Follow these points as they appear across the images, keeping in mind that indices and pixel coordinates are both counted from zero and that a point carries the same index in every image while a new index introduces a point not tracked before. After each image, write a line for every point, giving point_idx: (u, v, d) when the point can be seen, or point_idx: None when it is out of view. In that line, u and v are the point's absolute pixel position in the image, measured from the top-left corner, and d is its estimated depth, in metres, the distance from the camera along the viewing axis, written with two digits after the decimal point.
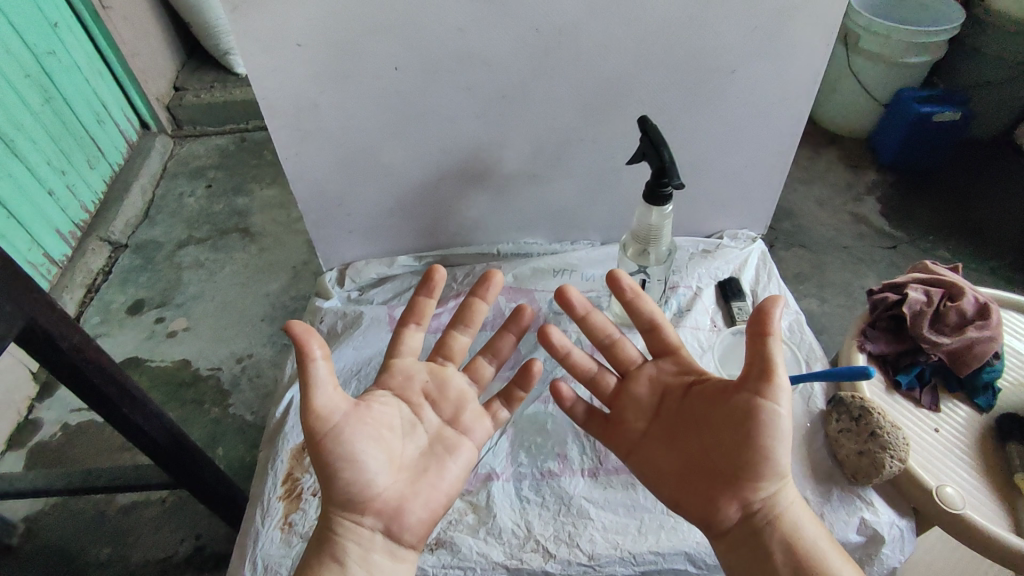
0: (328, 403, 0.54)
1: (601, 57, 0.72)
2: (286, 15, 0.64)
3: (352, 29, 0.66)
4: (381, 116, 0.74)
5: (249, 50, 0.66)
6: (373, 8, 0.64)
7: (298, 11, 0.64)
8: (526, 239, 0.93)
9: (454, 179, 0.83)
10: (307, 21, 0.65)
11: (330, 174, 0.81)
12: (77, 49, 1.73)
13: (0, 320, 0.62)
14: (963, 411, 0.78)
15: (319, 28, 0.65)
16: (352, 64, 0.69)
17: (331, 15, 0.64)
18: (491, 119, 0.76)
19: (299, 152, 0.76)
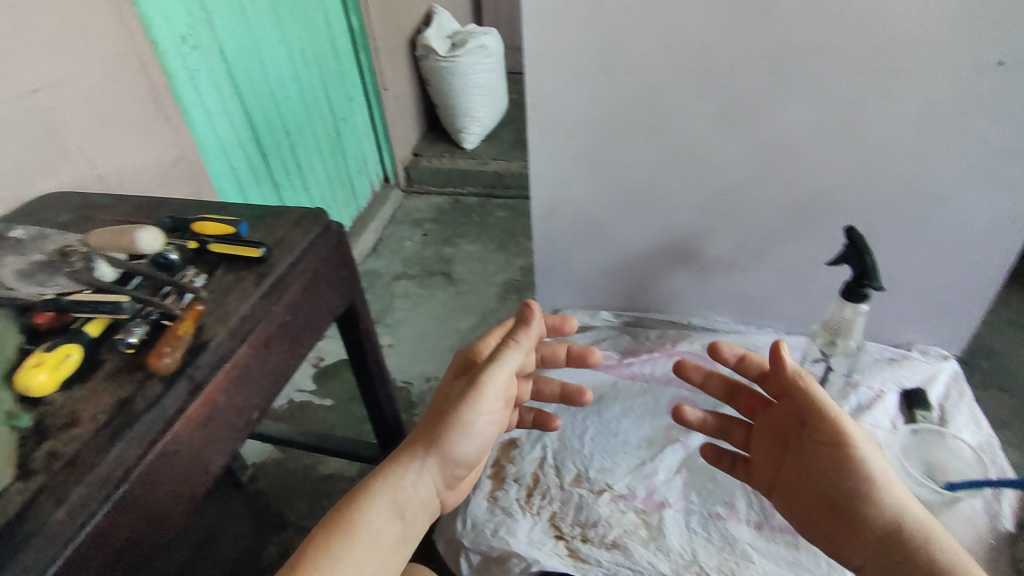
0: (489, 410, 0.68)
1: (815, 173, 0.85)
2: (570, 115, 0.87)
3: (614, 129, 0.87)
4: (617, 196, 0.94)
5: (536, 137, 0.91)
6: (635, 116, 0.85)
7: (578, 114, 0.87)
8: (715, 316, 1.05)
9: (664, 255, 0.99)
10: (582, 122, 0.88)
11: (564, 235, 1.01)
12: (359, 118, 2.26)
13: (345, 299, 0.85)
14: None
15: (589, 127, 0.88)
16: (606, 155, 0.90)
17: (601, 119, 0.87)
18: (707, 211, 0.92)
19: (547, 215, 0.99)
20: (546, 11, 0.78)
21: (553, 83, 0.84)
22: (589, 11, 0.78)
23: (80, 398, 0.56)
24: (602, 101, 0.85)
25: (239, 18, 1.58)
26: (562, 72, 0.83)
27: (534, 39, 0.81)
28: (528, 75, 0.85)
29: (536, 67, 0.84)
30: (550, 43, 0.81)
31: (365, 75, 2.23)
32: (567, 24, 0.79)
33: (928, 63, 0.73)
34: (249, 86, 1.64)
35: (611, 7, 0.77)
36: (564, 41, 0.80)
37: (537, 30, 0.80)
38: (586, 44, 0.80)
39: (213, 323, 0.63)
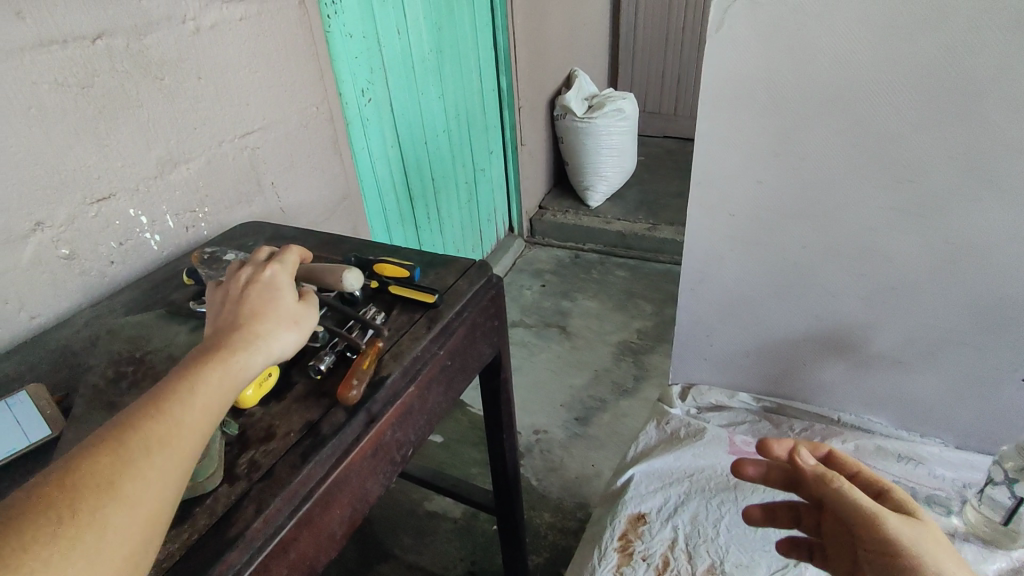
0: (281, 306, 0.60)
1: (1009, 278, 0.78)
2: (733, 194, 0.88)
3: (779, 213, 0.86)
4: (773, 279, 0.91)
5: (695, 211, 0.91)
6: (803, 202, 0.84)
7: (742, 194, 0.87)
8: (870, 416, 0.97)
9: (818, 344, 0.94)
10: (746, 201, 0.87)
11: (709, 312, 1.00)
12: (496, 169, 2.39)
13: (495, 347, 0.88)
14: None
15: (752, 206, 0.87)
16: (767, 236, 0.88)
17: (766, 200, 0.86)
18: (875, 304, 0.87)
19: (694, 290, 0.99)
20: (724, 94, 0.81)
21: (721, 160, 0.86)
22: (769, 96, 0.79)
23: (276, 414, 0.62)
24: (770, 183, 0.84)
25: (410, 76, 1.75)
26: (732, 151, 0.85)
27: (708, 118, 0.84)
28: (696, 151, 0.87)
29: (706, 143, 0.86)
30: (723, 123, 0.83)
31: (507, 130, 2.37)
32: (744, 107, 0.81)
33: None
34: (409, 136, 1.80)
35: (793, 93, 0.77)
36: (738, 122, 0.82)
37: (712, 110, 0.83)
38: (762, 126, 0.81)
39: (389, 361, 0.68)
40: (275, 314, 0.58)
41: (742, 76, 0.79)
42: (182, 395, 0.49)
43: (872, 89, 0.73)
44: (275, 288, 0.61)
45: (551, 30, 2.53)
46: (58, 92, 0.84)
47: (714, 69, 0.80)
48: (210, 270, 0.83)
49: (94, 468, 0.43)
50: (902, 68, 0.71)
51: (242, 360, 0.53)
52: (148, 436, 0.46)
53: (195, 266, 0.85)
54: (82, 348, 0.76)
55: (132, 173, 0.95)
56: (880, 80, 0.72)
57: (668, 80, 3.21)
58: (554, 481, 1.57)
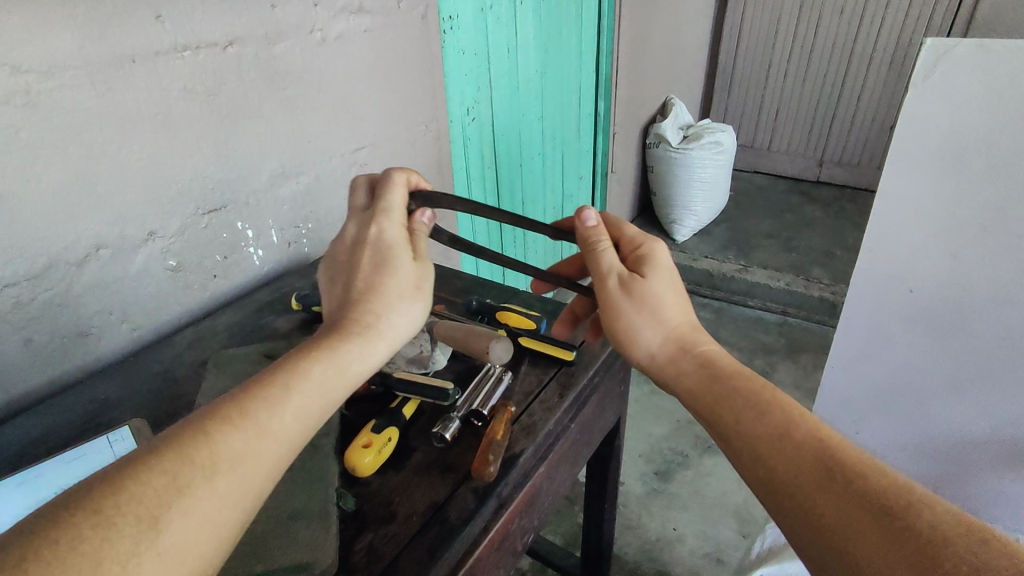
0: (403, 272, 0.55)
1: None
2: (918, 269, 0.88)
3: (969, 289, 0.85)
4: (953, 370, 0.93)
5: (861, 279, 0.93)
6: (1000, 284, 0.82)
7: (930, 272, 0.87)
8: None
9: (994, 454, 0.96)
10: (932, 279, 0.87)
11: (863, 395, 1.04)
12: (583, 197, 2.30)
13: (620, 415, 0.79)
14: None
15: (939, 285, 0.87)
16: (956, 324, 0.89)
17: (957, 279, 0.85)
18: None
19: (849, 368, 1.02)
20: (916, 142, 0.80)
21: (905, 213, 0.85)
22: (973, 145, 0.77)
23: (395, 487, 0.54)
24: (965, 258, 0.83)
25: (514, 97, 1.70)
26: (921, 202, 0.83)
27: (896, 165, 0.83)
28: (875, 203, 0.87)
29: (886, 197, 0.85)
30: (917, 175, 0.82)
31: (600, 157, 2.29)
32: (941, 168, 0.80)
33: None
34: (507, 157, 1.74)
35: (1006, 157, 0.75)
36: (932, 173, 0.81)
37: (902, 157, 0.82)
38: (967, 182, 0.79)
39: (520, 434, 0.59)
40: (388, 291, 0.53)
41: (943, 132, 0.78)
42: (276, 395, 0.43)
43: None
44: (398, 246, 0.57)
45: (652, 57, 2.43)
46: (187, 99, 0.80)
47: (911, 113, 0.79)
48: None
49: (153, 483, 0.36)
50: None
51: (355, 350, 0.49)
52: (226, 447, 0.39)
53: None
54: (186, 376, 0.70)
55: (245, 185, 0.91)
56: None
57: (765, 113, 3.04)
58: (631, 541, 1.43)
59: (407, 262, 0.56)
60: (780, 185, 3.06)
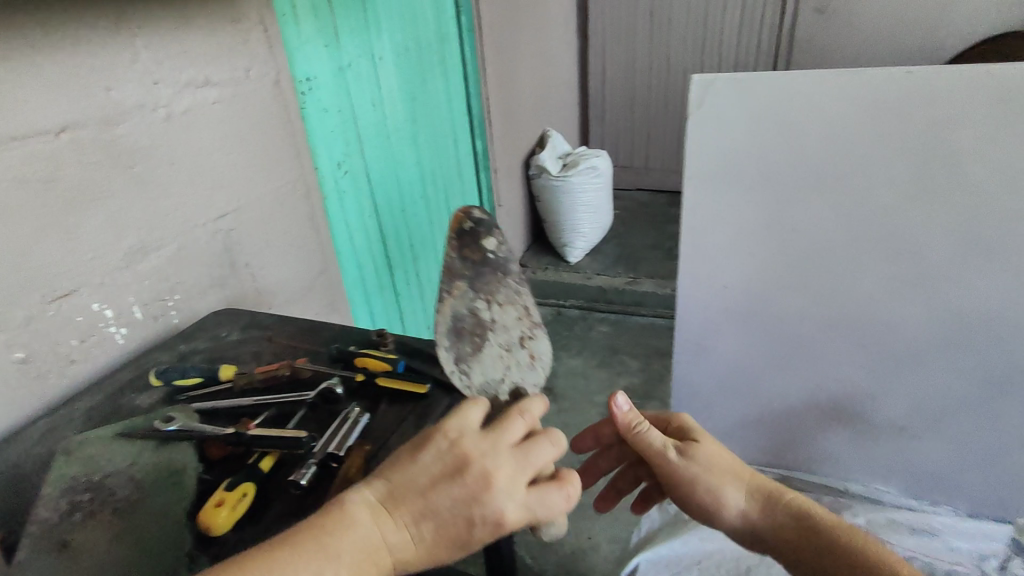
0: (461, 529, 0.49)
1: None
2: (726, 265, 1.05)
3: (766, 278, 1.03)
4: (772, 350, 1.09)
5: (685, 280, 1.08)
6: (787, 269, 1.01)
7: (735, 268, 1.04)
8: (876, 486, 1.15)
9: (816, 417, 1.13)
10: (737, 274, 1.04)
11: (709, 386, 1.18)
12: None
13: None
14: None
15: (743, 279, 1.04)
16: (766, 310, 1.06)
17: (756, 270, 1.03)
18: (872, 369, 1.04)
19: (690, 361, 1.16)
20: (704, 157, 0.99)
21: (709, 217, 1.03)
22: (741, 157, 0.97)
23: (250, 540, 0.56)
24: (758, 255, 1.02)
25: (387, 146, 1.76)
26: (717, 206, 1.01)
27: (692, 177, 1.00)
28: (682, 214, 1.03)
29: (692, 206, 1.03)
30: (709, 185, 1.00)
31: (484, 194, 2.40)
32: (724, 177, 0.99)
33: None
34: (387, 204, 1.79)
35: (767, 163, 0.96)
36: (720, 180, 0.99)
37: (696, 171, 1.00)
38: (744, 184, 0.98)
39: (377, 467, 0.63)
40: (440, 527, 0.49)
41: (721, 149, 0.98)
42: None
43: (824, 149, 0.92)
44: (496, 506, 0.50)
45: (523, 95, 2.59)
46: (19, 188, 0.79)
47: (693, 134, 0.98)
48: (462, 252, 0.71)
49: None
50: (855, 115, 0.88)
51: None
52: None
53: (454, 227, 0.71)
54: (37, 469, 0.69)
55: (97, 267, 0.90)
56: (835, 127, 0.90)
57: (637, 135, 3.29)
58: (549, 558, 1.48)
59: (482, 519, 0.49)
60: (660, 200, 3.30)
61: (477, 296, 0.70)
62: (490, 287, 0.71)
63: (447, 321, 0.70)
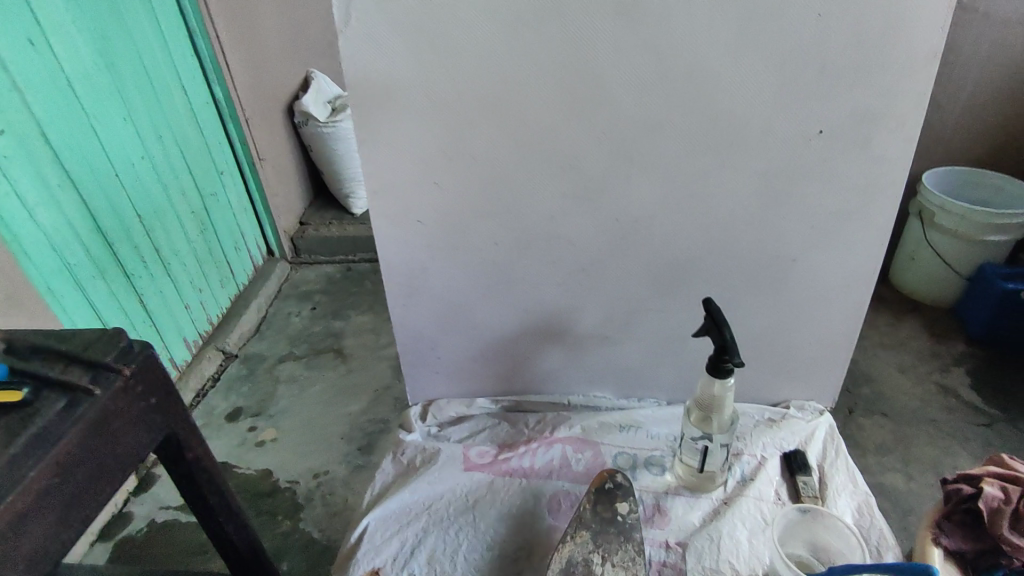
0: None
1: (670, 241, 0.82)
2: (416, 199, 0.81)
3: (462, 214, 0.81)
4: (479, 282, 0.88)
5: (379, 222, 0.83)
6: (481, 197, 0.80)
7: (423, 199, 0.81)
8: (595, 393, 0.98)
9: (534, 336, 0.93)
10: (428, 207, 0.81)
11: None
12: (234, 193, 2.09)
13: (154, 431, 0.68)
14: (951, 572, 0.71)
15: (436, 211, 0.81)
16: (463, 238, 0.84)
17: (446, 203, 0.81)
18: (571, 289, 0.87)
19: None
20: (372, 99, 0.73)
21: (396, 175, 0.79)
22: (423, 111, 0.73)
23: None
24: (446, 181, 0.79)
25: (70, 100, 1.39)
26: (406, 169, 0.78)
27: (364, 132, 0.75)
28: (365, 181, 0.79)
29: (373, 167, 0.78)
30: (387, 139, 0.76)
31: (238, 150, 2.08)
32: (401, 123, 0.74)
33: (756, 133, 0.72)
34: (86, 174, 1.44)
35: (441, 81, 0.71)
36: (401, 134, 0.75)
37: (366, 121, 0.74)
38: (430, 147, 0.76)
39: None
40: None
41: (389, 82, 0.71)
42: None
43: (516, 80, 0.70)
44: None
45: (268, 31, 2.28)
46: None
47: (352, 70, 0.71)
48: (596, 509, 0.78)
49: None
50: (528, 56, 0.69)
51: None
52: None
53: (596, 485, 0.80)
54: None
55: None
56: (524, 91, 0.71)
57: None
58: (340, 526, 1.42)
59: None
60: None
61: (593, 548, 0.74)
62: (611, 547, 0.74)
63: (556, 563, 0.73)
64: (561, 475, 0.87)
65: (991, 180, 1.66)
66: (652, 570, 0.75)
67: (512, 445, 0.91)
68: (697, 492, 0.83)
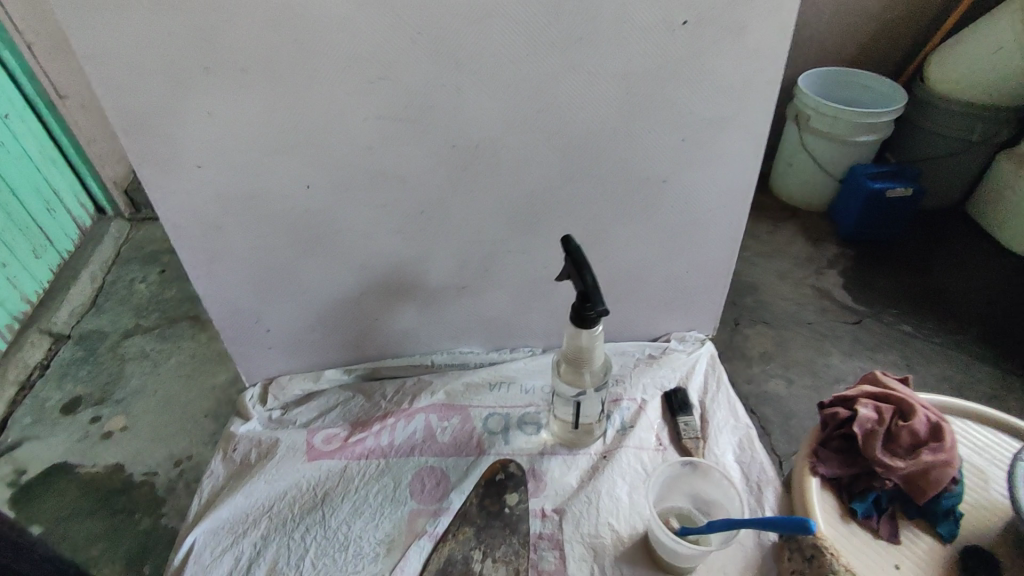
0: None
1: (515, 168, 0.68)
2: (188, 138, 0.61)
3: (257, 152, 0.63)
4: (297, 235, 0.71)
5: (145, 171, 0.63)
6: (279, 128, 0.62)
7: (197, 136, 0.61)
8: (461, 348, 0.87)
9: (378, 293, 0.78)
10: (207, 146, 0.62)
11: None
12: (29, 139, 1.29)
13: None
14: (831, 503, 0.68)
15: (220, 150, 0.63)
16: (262, 183, 0.66)
17: (229, 139, 0.62)
18: (412, 235, 0.73)
19: None
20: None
21: (149, 102, 0.58)
22: (160, 7, 0.53)
23: None
24: (224, 111, 0.60)
25: None
26: (161, 93, 0.58)
27: (84, 43, 0.54)
28: (110, 117, 0.59)
29: (114, 98, 0.57)
30: (120, 51, 0.55)
31: (18, 72, 1.26)
32: (139, 34, 0.54)
33: (608, 30, 0.59)
34: None
35: None
36: (139, 43, 0.54)
37: (82, 30, 0.53)
38: (186, 60, 0.56)
39: None
40: None
41: None
42: None
43: None
44: None
45: None
46: None
47: None
48: (483, 502, 0.69)
49: None
50: None
51: None
52: None
53: (484, 476, 0.71)
54: None
55: None
56: None
57: None
58: None
59: None
60: None
61: (476, 545, 0.66)
62: (495, 542, 0.66)
63: (433, 562, 0.65)
64: (423, 450, 0.75)
65: (859, 79, 1.65)
66: (527, 546, 0.66)
67: (364, 422, 0.78)
68: (577, 450, 0.75)
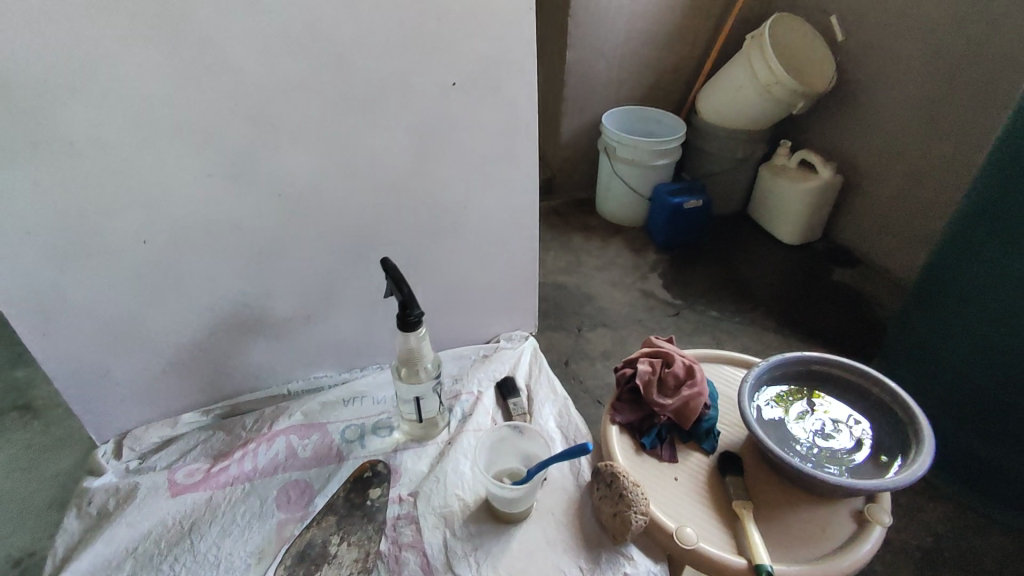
0: None
1: (337, 207, 0.80)
2: (15, 205, 0.66)
3: (88, 214, 0.69)
4: (137, 287, 0.77)
5: None
6: (109, 191, 0.69)
7: (24, 203, 0.67)
8: (315, 373, 0.96)
9: (226, 333, 0.86)
10: (35, 212, 0.67)
11: None
12: None
13: None
14: (628, 442, 0.86)
15: (49, 215, 0.68)
16: (96, 241, 0.72)
17: (58, 204, 0.68)
18: (252, 275, 0.82)
19: None
20: None
21: None
22: None
23: None
24: (50, 180, 0.66)
25: None
26: None
27: None
28: None
29: None
30: None
31: None
32: None
33: (394, 92, 0.74)
34: None
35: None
36: None
37: None
38: (7, 139, 0.62)
39: None
40: None
41: None
42: None
43: (100, 50, 0.61)
44: None
45: None
46: None
47: None
48: (349, 495, 0.79)
49: None
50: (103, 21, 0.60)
51: None
52: None
53: (354, 474, 0.81)
54: None
55: None
56: (116, 62, 0.62)
57: None
58: None
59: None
60: None
61: (336, 531, 0.75)
62: (353, 528, 0.76)
63: (299, 553, 0.73)
64: (286, 467, 0.83)
65: (646, 115, 2.01)
66: (387, 527, 0.76)
67: (226, 452, 0.84)
68: (425, 441, 0.87)
